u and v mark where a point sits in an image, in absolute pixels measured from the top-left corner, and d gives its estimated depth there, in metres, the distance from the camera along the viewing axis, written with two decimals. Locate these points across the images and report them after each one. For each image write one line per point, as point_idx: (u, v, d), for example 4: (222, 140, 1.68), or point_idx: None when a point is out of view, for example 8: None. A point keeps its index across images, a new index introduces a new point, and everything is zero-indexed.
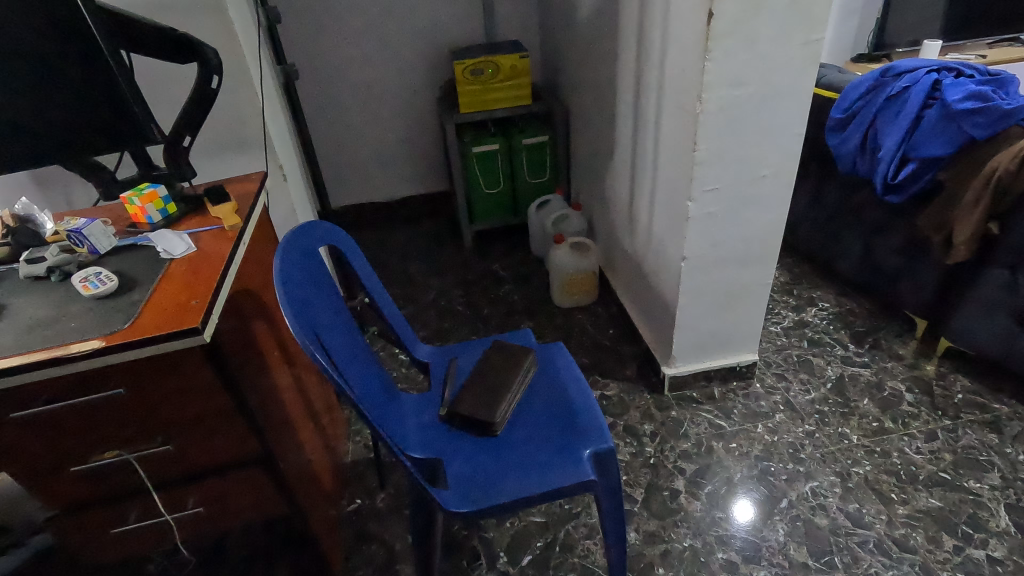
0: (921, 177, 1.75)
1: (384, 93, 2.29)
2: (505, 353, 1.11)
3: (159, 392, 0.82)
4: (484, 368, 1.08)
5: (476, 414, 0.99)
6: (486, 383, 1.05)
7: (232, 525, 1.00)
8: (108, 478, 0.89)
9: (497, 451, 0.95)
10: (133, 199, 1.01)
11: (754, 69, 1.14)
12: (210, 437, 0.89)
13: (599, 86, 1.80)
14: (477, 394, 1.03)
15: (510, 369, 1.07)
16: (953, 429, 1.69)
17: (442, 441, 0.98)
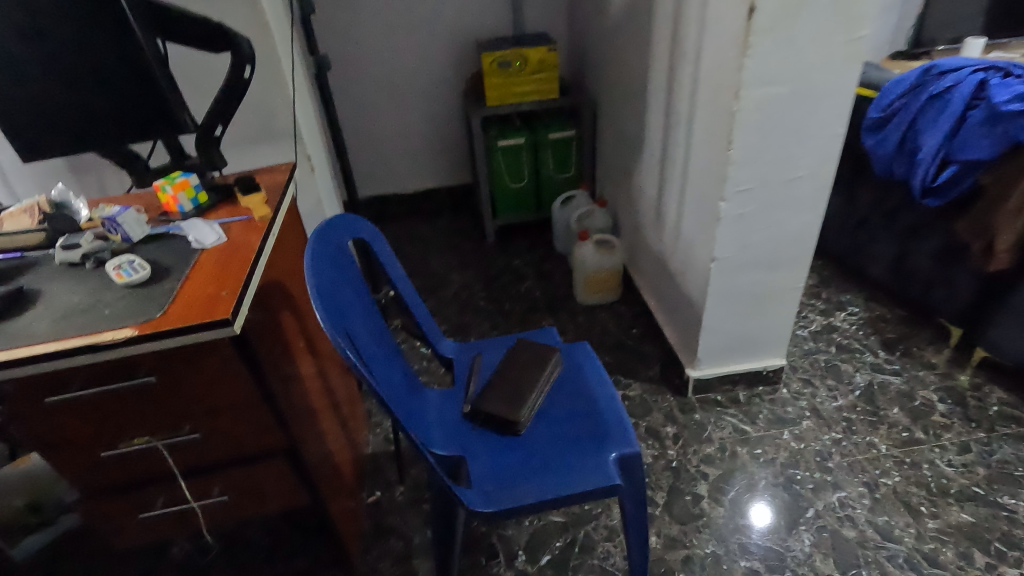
0: (961, 180, 1.69)
1: (410, 85, 2.28)
2: (531, 350, 1.10)
3: (188, 381, 0.83)
4: (509, 365, 1.07)
5: (500, 412, 0.98)
6: (511, 379, 1.04)
7: (257, 514, 1.01)
8: (137, 464, 0.90)
9: (521, 451, 0.94)
10: (165, 187, 1.01)
11: (794, 66, 1.10)
12: (236, 426, 0.90)
13: (629, 81, 1.77)
14: (502, 391, 1.02)
15: (535, 367, 1.06)
16: (988, 442, 1.64)
17: (466, 438, 0.98)
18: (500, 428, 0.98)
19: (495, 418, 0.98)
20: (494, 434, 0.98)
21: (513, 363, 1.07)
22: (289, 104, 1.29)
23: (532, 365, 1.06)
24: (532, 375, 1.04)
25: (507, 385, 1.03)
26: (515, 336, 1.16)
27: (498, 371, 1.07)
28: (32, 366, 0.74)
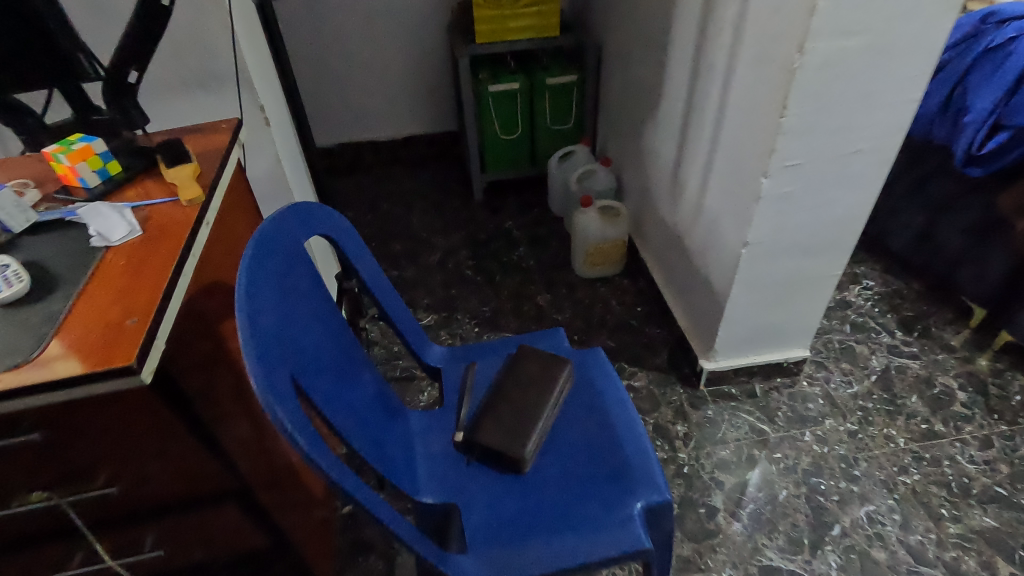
0: (1010, 151, 1.48)
1: (386, 13, 1.96)
2: (536, 361, 0.90)
3: (97, 429, 0.63)
4: (509, 380, 0.88)
5: (502, 447, 0.80)
6: (514, 402, 0.85)
7: (204, 559, 0.84)
8: (38, 522, 0.71)
9: (528, 498, 0.77)
10: (58, 156, 0.76)
11: (876, 13, 0.87)
12: (169, 476, 0.71)
13: (646, 20, 1.50)
14: (503, 417, 0.84)
15: (542, 386, 0.87)
16: (1010, 436, 1.54)
17: (460, 478, 0.80)
18: (502, 466, 0.81)
19: (496, 455, 0.80)
20: (494, 474, 0.81)
21: (516, 379, 0.88)
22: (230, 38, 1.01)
23: (539, 384, 0.87)
24: (539, 397, 0.86)
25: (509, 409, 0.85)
26: (515, 342, 0.97)
27: (497, 389, 0.88)
28: None
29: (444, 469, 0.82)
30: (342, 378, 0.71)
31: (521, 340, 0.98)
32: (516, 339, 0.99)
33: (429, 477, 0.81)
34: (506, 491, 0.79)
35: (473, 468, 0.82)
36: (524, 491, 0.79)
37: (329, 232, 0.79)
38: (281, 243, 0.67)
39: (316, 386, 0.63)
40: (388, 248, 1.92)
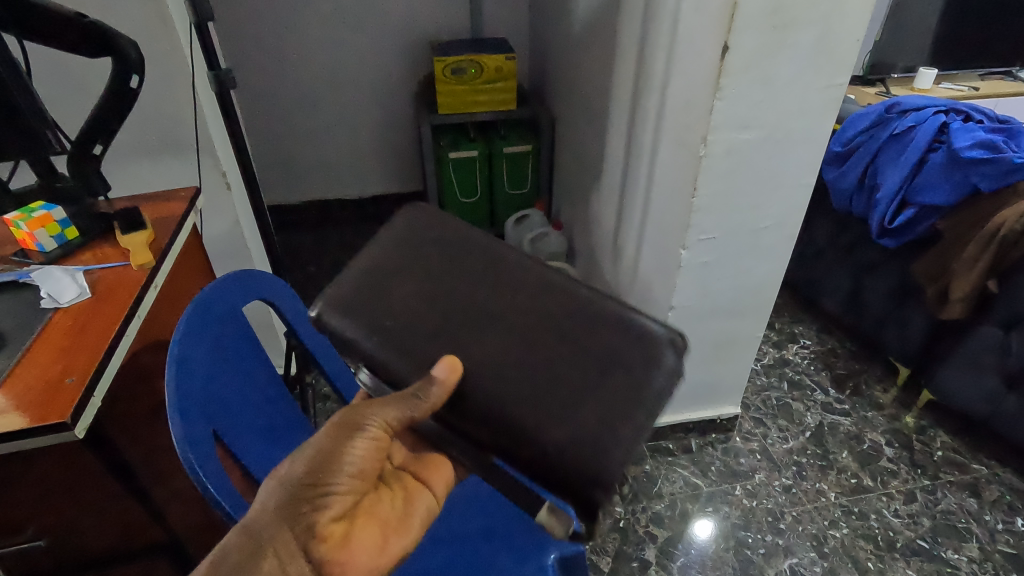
0: (919, 223, 1.65)
1: (360, 78, 2.23)
2: (395, 282, 0.70)
3: (30, 471, 0.70)
4: (469, 318, 0.66)
5: (556, 298, 0.66)
6: (495, 292, 0.67)
7: None
8: (35, 559, 0.78)
9: (616, 304, 0.66)
10: (19, 223, 0.84)
11: (765, 112, 1.01)
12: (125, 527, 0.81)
13: (588, 99, 1.65)
14: (540, 300, 0.66)
15: (440, 237, 0.73)
16: (932, 490, 1.61)
17: (631, 378, 0.60)
18: (586, 319, 0.64)
19: (563, 302, 0.66)
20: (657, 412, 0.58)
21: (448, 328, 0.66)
22: (192, 106, 1.14)
23: (429, 251, 0.72)
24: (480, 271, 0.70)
25: (519, 288, 0.68)
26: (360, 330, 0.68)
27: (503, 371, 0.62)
28: None
29: (625, 412, 0.58)
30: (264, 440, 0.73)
31: (358, 316, 0.69)
32: (346, 296, 0.70)
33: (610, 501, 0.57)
34: (614, 324, 0.64)
35: (607, 371, 0.61)
36: (676, 360, 0.62)
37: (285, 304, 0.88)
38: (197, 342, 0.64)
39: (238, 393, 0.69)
40: None
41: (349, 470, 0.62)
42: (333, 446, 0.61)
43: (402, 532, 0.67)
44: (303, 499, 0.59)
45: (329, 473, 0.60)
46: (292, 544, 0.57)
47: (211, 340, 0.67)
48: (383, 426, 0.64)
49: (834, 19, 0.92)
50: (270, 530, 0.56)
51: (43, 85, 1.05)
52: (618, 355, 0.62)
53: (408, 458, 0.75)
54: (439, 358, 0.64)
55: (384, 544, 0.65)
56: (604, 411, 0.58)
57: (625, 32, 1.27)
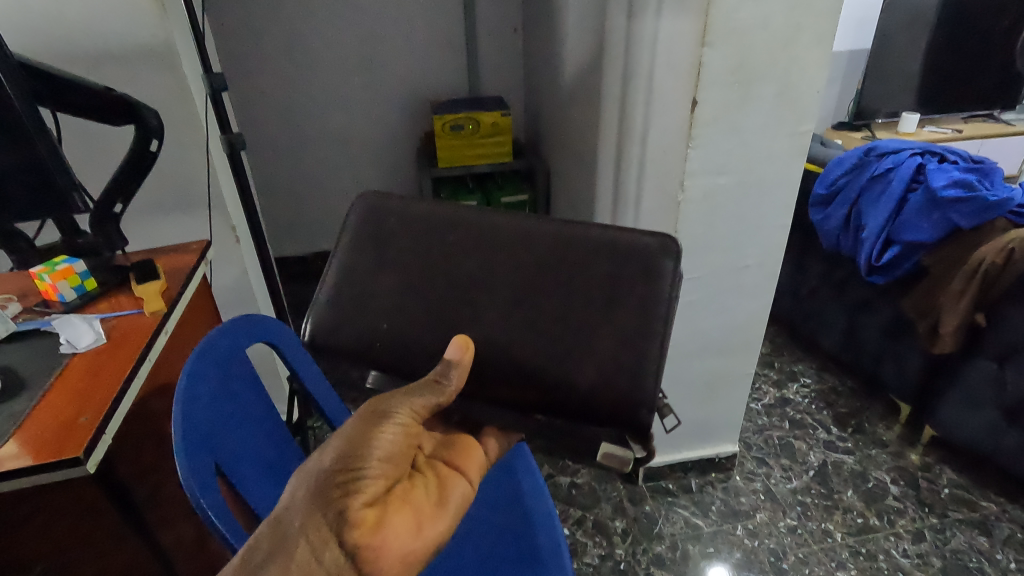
0: (904, 261, 1.67)
1: (365, 137, 2.36)
2: (384, 279, 0.74)
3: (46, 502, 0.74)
4: (468, 303, 0.69)
5: (545, 247, 0.69)
6: (472, 255, 0.71)
7: None
8: None
9: (601, 231, 0.68)
10: (43, 275, 0.90)
11: (737, 158, 1.08)
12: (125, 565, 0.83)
13: (577, 149, 1.74)
14: (520, 252, 0.69)
15: (411, 224, 0.75)
16: (941, 529, 1.54)
17: (639, 297, 0.65)
18: (565, 257, 0.68)
19: (551, 250, 0.68)
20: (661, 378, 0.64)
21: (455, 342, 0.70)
22: (206, 168, 1.23)
23: (405, 246, 0.74)
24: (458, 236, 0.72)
25: (507, 252, 0.70)
26: (368, 333, 0.72)
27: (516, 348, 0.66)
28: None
29: (643, 333, 0.64)
30: (266, 478, 0.75)
31: (364, 320, 0.73)
32: (345, 303, 0.75)
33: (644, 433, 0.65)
34: (606, 253, 0.67)
35: (613, 299, 0.65)
36: (673, 265, 0.65)
37: (289, 350, 0.92)
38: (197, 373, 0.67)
39: (239, 432, 0.72)
40: None
41: (381, 454, 0.54)
42: (361, 430, 0.54)
43: (449, 515, 0.56)
44: (332, 484, 0.51)
45: (359, 456, 0.53)
46: (325, 530, 0.49)
47: (214, 377, 0.71)
48: (412, 411, 0.58)
49: (793, 74, 1.01)
50: (300, 521, 0.49)
51: (70, 152, 1.15)
52: (618, 280, 0.66)
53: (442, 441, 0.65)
54: (451, 342, 0.66)
55: (427, 528, 0.54)
56: (623, 336, 0.64)
57: (607, 90, 1.37)
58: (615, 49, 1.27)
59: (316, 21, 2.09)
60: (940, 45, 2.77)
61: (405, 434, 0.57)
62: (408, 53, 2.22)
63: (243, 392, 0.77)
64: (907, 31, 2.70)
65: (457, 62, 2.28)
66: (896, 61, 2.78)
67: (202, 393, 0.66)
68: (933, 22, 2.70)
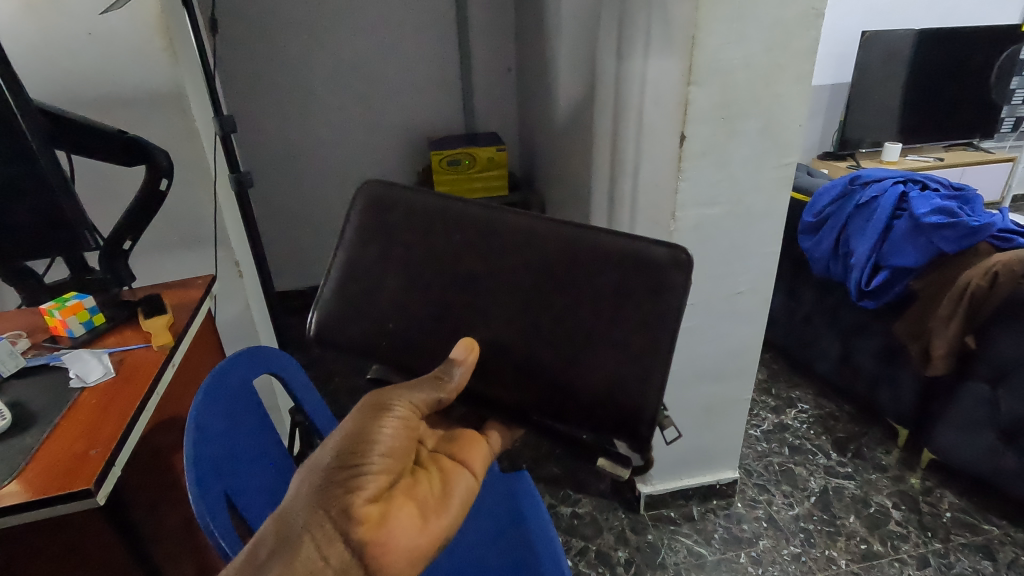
0: (893, 286, 1.71)
1: (364, 173, 2.41)
2: (390, 279, 0.75)
3: (55, 535, 0.76)
4: (477, 322, 0.71)
5: (552, 250, 0.69)
6: (478, 258, 0.71)
7: None
8: None
9: (614, 239, 0.67)
10: (53, 311, 0.92)
11: (725, 190, 1.13)
12: None
13: (571, 182, 1.79)
14: (526, 254, 0.69)
15: (413, 223, 0.75)
16: (945, 554, 1.53)
17: (646, 315, 0.66)
18: (573, 261, 0.68)
19: (560, 256, 0.68)
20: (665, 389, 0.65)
21: None
22: (212, 205, 1.26)
23: (410, 243, 0.74)
24: (465, 235, 0.72)
25: (514, 260, 0.70)
26: (374, 337, 0.77)
27: (528, 367, 0.69)
28: (8, 519, 0.64)
29: (650, 353, 0.66)
30: (273, 506, 0.76)
31: (372, 321, 0.77)
32: (351, 306, 0.78)
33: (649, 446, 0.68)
34: (615, 264, 0.67)
35: (622, 315, 0.66)
36: (683, 279, 0.65)
37: (294, 382, 0.94)
38: (208, 402, 0.69)
39: (247, 460, 0.73)
40: (351, 382, 1.95)
41: (382, 450, 0.58)
42: (361, 427, 0.59)
43: (444, 512, 0.60)
44: (335, 482, 0.55)
45: (360, 454, 0.57)
46: (328, 527, 0.53)
47: (221, 405, 0.72)
48: (410, 407, 0.62)
49: (775, 110, 1.06)
50: (303, 520, 0.53)
51: (81, 191, 1.18)
52: (625, 291, 0.66)
53: (442, 443, 0.70)
54: (457, 343, 0.70)
55: (426, 524, 0.59)
56: (631, 356, 0.66)
57: (599, 124, 1.42)
58: (606, 88, 1.33)
59: (317, 63, 2.17)
60: (917, 79, 2.88)
61: (403, 432, 0.61)
62: (406, 93, 2.30)
63: (251, 420, 0.79)
64: (884, 65, 2.81)
65: (453, 100, 2.35)
66: (876, 95, 2.88)
67: (210, 423, 0.67)
68: (909, 58, 2.82)
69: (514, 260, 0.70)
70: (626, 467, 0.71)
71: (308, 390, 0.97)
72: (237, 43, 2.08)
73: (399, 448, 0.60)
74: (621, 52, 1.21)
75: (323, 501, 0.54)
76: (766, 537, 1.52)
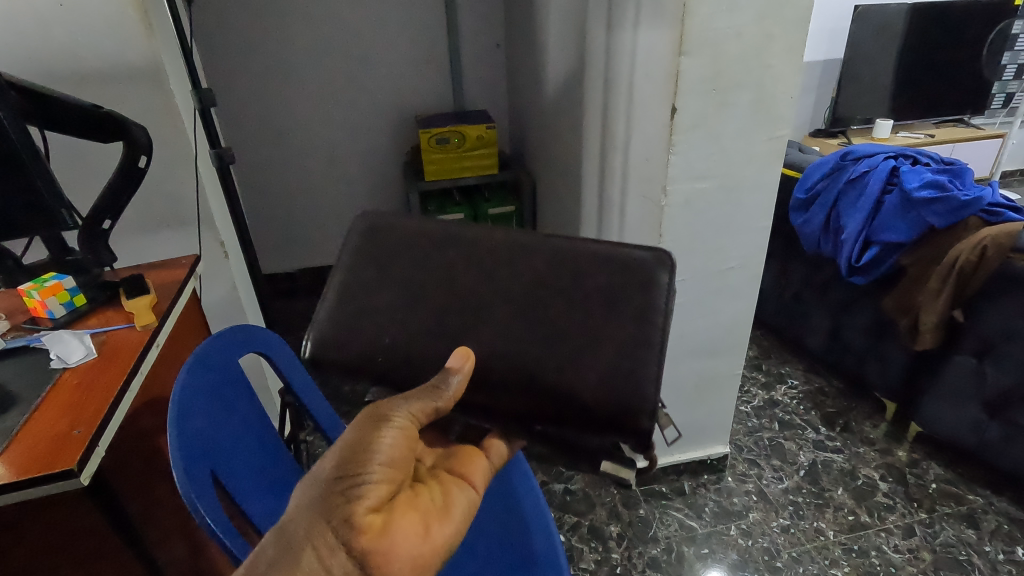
0: (883, 261, 1.71)
1: (352, 152, 2.37)
2: (384, 280, 0.75)
3: (39, 517, 0.75)
4: (467, 298, 0.71)
5: (544, 256, 0.71)
6: (475, 264, 0.73)
7: None
8: None
9: (603, 246, 0.71)
10: (32, 292, 0.90)
11: (717, 164, 1.11)
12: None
13: (562, 158, 1.76)
14: (521, 259, 0.71)
15: (410, 239, 0.76)
16: (930, 523, 1.56)
17: (637, 308, 0.67)
18: (565, 264, 0.70)
19: (553, 259, 0.71)
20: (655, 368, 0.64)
21: (444, 338, 0.71)
22: (194, 184, 1.23)
23: (408, 257, 0.75)
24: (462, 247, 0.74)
25: (507, 261, 0.72)
26: (368, 330, 0.74)
27: (518, 342, 0.68)
28: None
29: (641, 343, 0.66)
30: (261, 484, 0.76)
31: (363, 317, 0.74)
32: (348, 308, 0.75)
33: (636, 434, 0.64)
34: (605, 265, 0.69)
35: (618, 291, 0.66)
36: (669, 277, 0.69)
37: (281, 361, 0.92)
38: (194, 391, 0.67)
39: (234, 442, 0.72)
40: None
41: (382, 459, 0.55)
42: (360, 437, 0.56)
43: (448, 520, 0.58)
44: (335, 492, 0.52)
45: (359, 462, 0.54)
46: (330, 537, 0.51)
47: (205, 390, 0.70)
48: (410, 416, 0.59)
49: (767, 82, 1.05)
50: (304, 530, 0.51)
51: (58, 170, 1.15)
52: (616, 287, 0.68)
53: (440, 458, 0.67)
54: (453, 352, 0.68)
55: (429, 532, 0.56)
56: (624, 337, 0.66)
57: (589, 98, 1.40)
58: (596, 62, 1.31)
59: (301, 39, 2.12)
60: (909, 54, 2.87)
61: (404, 440, 0.58)
62: (393, 70, 2.25)
63: (237, 404, 0.77)
64: (877, 40, 2.79)
65: (442, 77, 2.31)
66: (868, 70, 2.86)
67: (193, 401, 0.66)
68: (902, 33, 2.80)
69: (508, 265, 0.72)
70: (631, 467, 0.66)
71: (297, 370, 0.95)
72: (217, 19, 2.02)
73: (400, 457, 0.57)
74: (611, 23, 1.19)
75: (324, 512, 0.51)
76: (756, 510, 1.54)
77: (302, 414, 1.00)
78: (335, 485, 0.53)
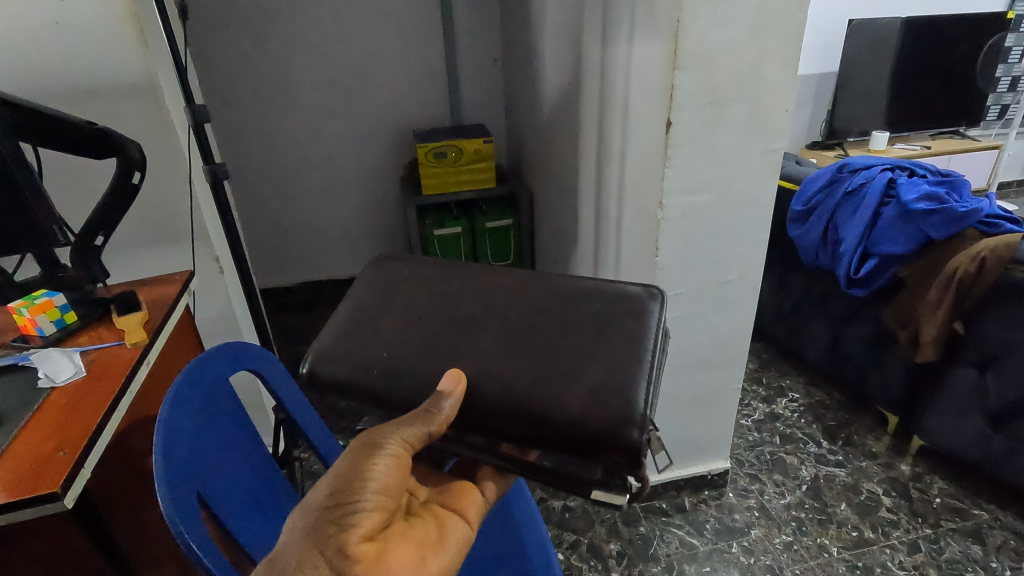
0: (882, 273, 1.70)
1: (349, 166, 2.38)
2: (385, 310, 0.76)
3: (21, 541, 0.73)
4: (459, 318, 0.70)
5: (541, 293, 0.73)
6: (474, 300, 0.74)
7: None
8: None
9: (599, 284, 0.74)
10: (21, 309, 0.89)
11: (713, 176, 1.11)
12: None
13: (559, 172, 1.76)
14: (521, 295, 0.73)
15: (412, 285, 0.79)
16: (935, 539, 1.53)
17: (628, 333, 0.66)
18: (562, 299, 0.71)
19: (550, 295, 0.72)
20: (647, 388, 0.62)
21: (434, 359, 0.69)
22: (188, 199, 1.23)
23: (409, 297, 0.77)
24: (463, 284, 0.77)
25: None
26: (360, 352, 0.72)
27: (509, 359, 0.67)
28: None
29: (634, 361, 0.64)
30: (249, 503, 0.74)
31: (360, 335, 0.74)
32: (347, 330, 0.75)
33: (627, 458, 0.61)
34: (598, 296, 0.71)
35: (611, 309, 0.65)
36: (660, 307, 0.70)
37: (273, 378, 0.91)
38: (184, 412, 0.66)
39: (223, 462, 0.71)
40: None
41: (376, 486, 0.54)
42: (353, 466, 0.54)
43: (443, 551, 0.57)
44: (329, 521, 0.51)
45: (353, 490, 0.52)
46: (323, 567, 0.49)
47: (194, 408, 0.69)
48: (403, 443, 0.58)
49: (762, 96, 1.05)
50: (297, 558, 0.49)
51: (51, 186, 1.15)
52: (611, 314, 0.69)
53: (434, 492, 0.66)
54: (445, 374, 0.67)
55: (425, 562, 0.55)
56: (619, 358, 0.64)
57: (584, 112, 1.40)
58: (591, 77, 1.31)
59: (298, 55, 2.14)
60: (904, 67, 2.89)
61: (396, 467, 0.56)
62: (391, 85, 2.27)
63: (228, 425, 0.76)
64: (871, 54, 2.81)
65: (439, 91, 2.32)
66: (863, 84, 2.88)
67: (180, 419, 0.65)
68: (896, 47, 2.82)
69: (502, 297, 0.74)
70: (623, 492, 0.65)
71: (287, 386, 0.93)
72: (215, 36, 2.04)
73: (395, 485, 0.56)
74: (605, 38, 1.19)
75: (318, 542, 0.50)
76: (758, 526, 1.52)
77: (294, 431, 0.97)
78: (328, 514, 0.51)
